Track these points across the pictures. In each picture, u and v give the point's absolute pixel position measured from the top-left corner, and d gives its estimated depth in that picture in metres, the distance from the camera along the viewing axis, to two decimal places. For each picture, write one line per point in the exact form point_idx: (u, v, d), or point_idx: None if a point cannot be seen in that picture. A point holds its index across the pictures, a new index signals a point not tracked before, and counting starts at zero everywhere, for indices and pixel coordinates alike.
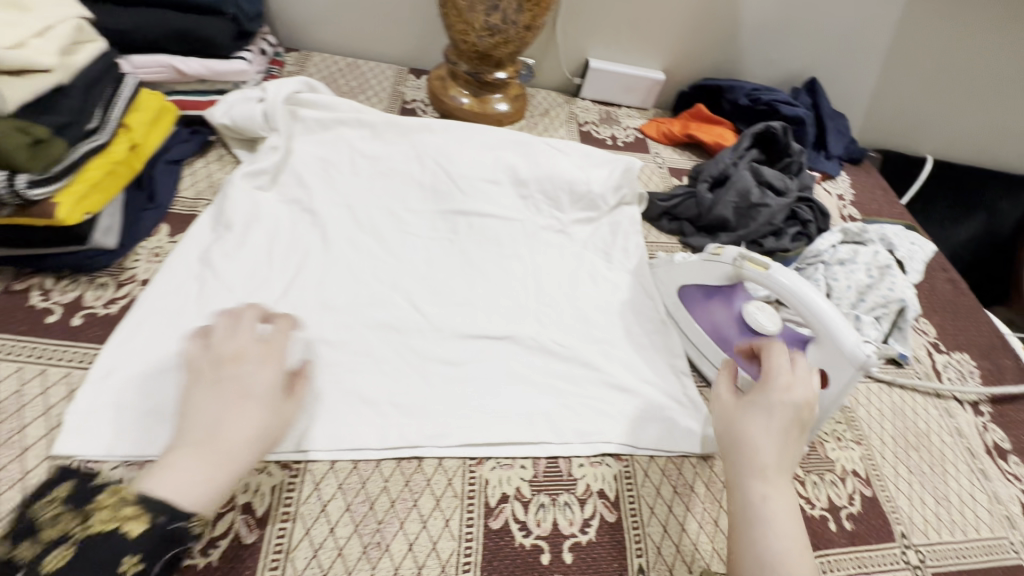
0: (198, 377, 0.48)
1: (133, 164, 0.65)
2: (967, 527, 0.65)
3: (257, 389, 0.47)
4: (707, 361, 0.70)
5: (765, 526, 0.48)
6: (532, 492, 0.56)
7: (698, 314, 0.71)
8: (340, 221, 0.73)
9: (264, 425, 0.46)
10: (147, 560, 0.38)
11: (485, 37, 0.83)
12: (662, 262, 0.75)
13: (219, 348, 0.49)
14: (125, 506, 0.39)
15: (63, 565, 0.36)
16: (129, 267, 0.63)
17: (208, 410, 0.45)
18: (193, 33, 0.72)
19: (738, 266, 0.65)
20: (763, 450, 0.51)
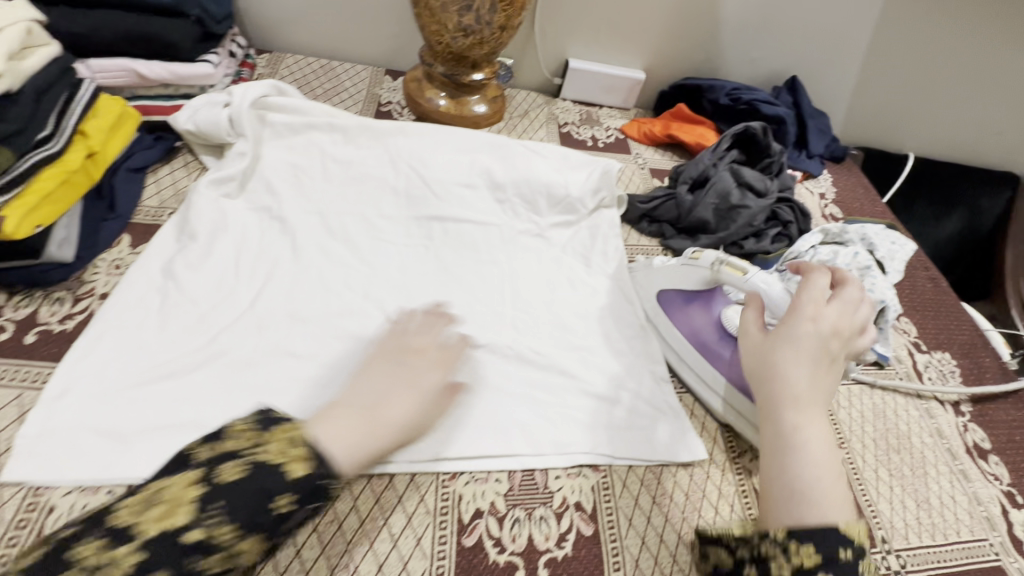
0: (384, 356, 0.57)
1: (92, 172, 0.63)
2: (947, 529, 0.65)
3: (425, 386, 0.54)
4: (687, 366, 0.69)
5: (799, 453, 0.49)
6: (507, 507, 0.55)
7: (675, 318, 0.71)
8: (311, 229, 0.71)
9: (418, 416, 0.53)
10: (299, 502, 0.42)
11: (459, 38, 0.81)
12: (642, 267, 0.77)
13: (411, 337, 0.59)
14: (296, 447, 0.43)
15: (234, 482, 0.41)
16: (87, 280, 0.61)
17: (381, 383, 0.53)
18: (154, 36, 0.69)
19: (717, 268, 0.65)
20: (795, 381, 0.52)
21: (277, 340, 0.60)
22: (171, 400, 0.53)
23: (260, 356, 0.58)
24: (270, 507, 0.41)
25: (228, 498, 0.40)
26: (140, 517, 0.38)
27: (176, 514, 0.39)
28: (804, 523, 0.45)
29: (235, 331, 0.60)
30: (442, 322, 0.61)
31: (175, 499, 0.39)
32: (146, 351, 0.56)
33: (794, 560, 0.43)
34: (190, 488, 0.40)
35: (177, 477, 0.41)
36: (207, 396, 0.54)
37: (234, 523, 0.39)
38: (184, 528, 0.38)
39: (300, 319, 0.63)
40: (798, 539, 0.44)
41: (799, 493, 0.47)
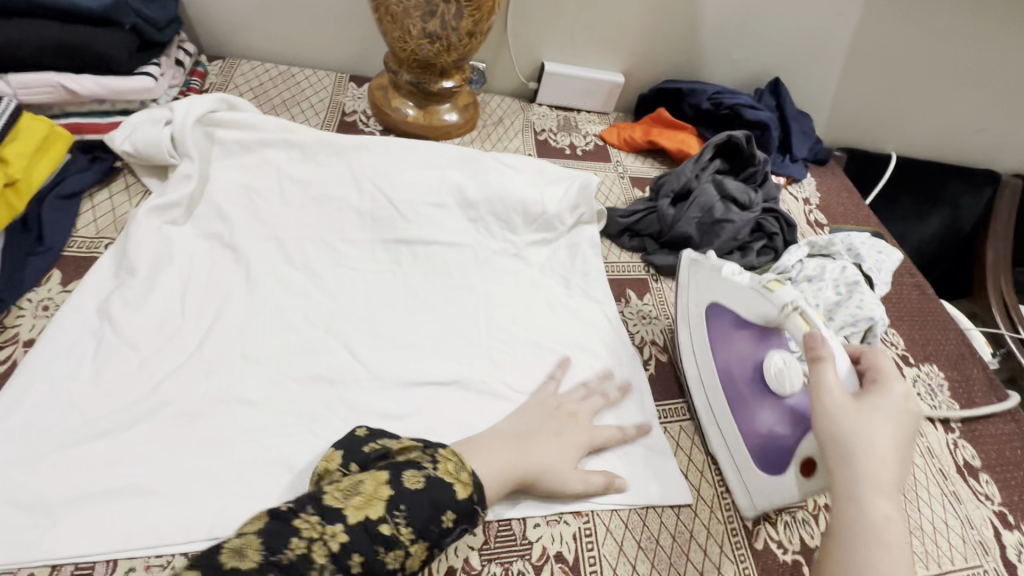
0: (540, 403, 0.59)
1: (12, 203, 0.57)
2: (941, 558, 0.63)
3: (571, 439, 0.56)
4: (705, 398, 0.65)
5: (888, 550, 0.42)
6: (482, 563, 0.51)
7: (719, 333, 0.64)
8: (267, 258, 0.66)
9: (561, 468, 0.54)
10: (457, 522, 0.45)
11: (425, 45, 0.76)
12: (706, 267, 0.65)
13: (566, 400, 0.60)
14: (464, 470, 0.47)
15: (417, 490, 0.44)
16: (11, 325, 0.55)
17: (534, 427, 0.56)
18: (84, 48, 0.63)
19: (785, 314, 0.56)
20: (890, 469, 0.45)
21: (227, 386, 0.55)
22: (105, 463, 0.48)
23: (209, 406, 0.53)
24: (438, 519, 0.44)
25: (410, 503, 0.43)
26: (345, 504, 0.42)
27: (372, 508, 0.42)
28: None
29: (180, 377, 0.54)
30: (598, 402, 0.62)
31: (372, 491, 0.43)
32: (78, 405, 0.51)
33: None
34: (383, 487, 0.44)
35: (372, 474, 0.45)
36: (146, 455, 0.49)
37: (411, 525, 0.43)
38: (379, 523, 0.42)
39: (255, 361, 0.58)
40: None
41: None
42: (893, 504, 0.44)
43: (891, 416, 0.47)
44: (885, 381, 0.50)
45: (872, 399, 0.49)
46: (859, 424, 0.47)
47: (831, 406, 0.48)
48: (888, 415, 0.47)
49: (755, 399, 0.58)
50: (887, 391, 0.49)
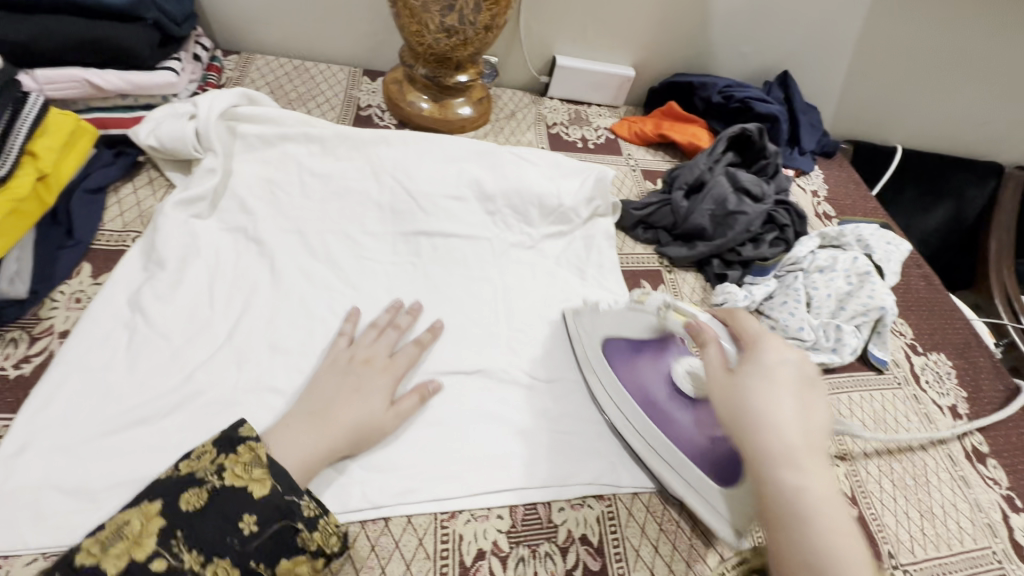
0: (334, 363, 0.58)
1: (43, 197, 0.57)
2: (951, 539, 0.64)
3: (370, 390, 0.56)
4: (634, 431, 0.60)
5: (810, 517, 0.40)
6: (511, 545, 0.52)
7: (621, 367, 0.63)
8: (291, 251, 0.67)
9: (371, 417, 0.54)
10: (262, 522, 0.43)
11: (441, 39, 0.76)
12: (589, 309, 0.67)
13: (358, 348, 0.59)
14: (257, 467, 0.46)
15: (195, 511, 0.42)
16: (45, 317, 0.55)
17: (328, 391, 0.55)
18: (108, 42, 0.63)
19: (663, 314, 0.60)
20: (784, 428, 0.44)
21: (257, 376, 0.56)
22: (145, 450, 0.49)
23: (240, 395, 0.54)
24: (236, 527, 0.42)
25: (187, 526, 0.42)
26: (102, 556, 0.39)
27: (137, 548, 0.40)
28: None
29: (213, 367, 0.56)
30: (397, 334, 0.62)
31: (138, 531, 0.41)
32: (115, 394, 0.52)
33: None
34: (154, 520, 0.42)
35: (140, 511, 0.42)
36: (184, 442, 0.50)
37: (193, 546, 0.41)
38: (149, 560, 0.40)
39: (282, 352, 0.59)
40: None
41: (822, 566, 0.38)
42: (801, 467, 0.42)
43: (766, 371, 0.47)
44: (761, 345, 0.51)
45: (749, 365, 0.49)
46: (742, 398, 0.46)
47: (712, 390, 0.49)
48: (760, 373, 0.47)
49: (683, 412, 0.59)
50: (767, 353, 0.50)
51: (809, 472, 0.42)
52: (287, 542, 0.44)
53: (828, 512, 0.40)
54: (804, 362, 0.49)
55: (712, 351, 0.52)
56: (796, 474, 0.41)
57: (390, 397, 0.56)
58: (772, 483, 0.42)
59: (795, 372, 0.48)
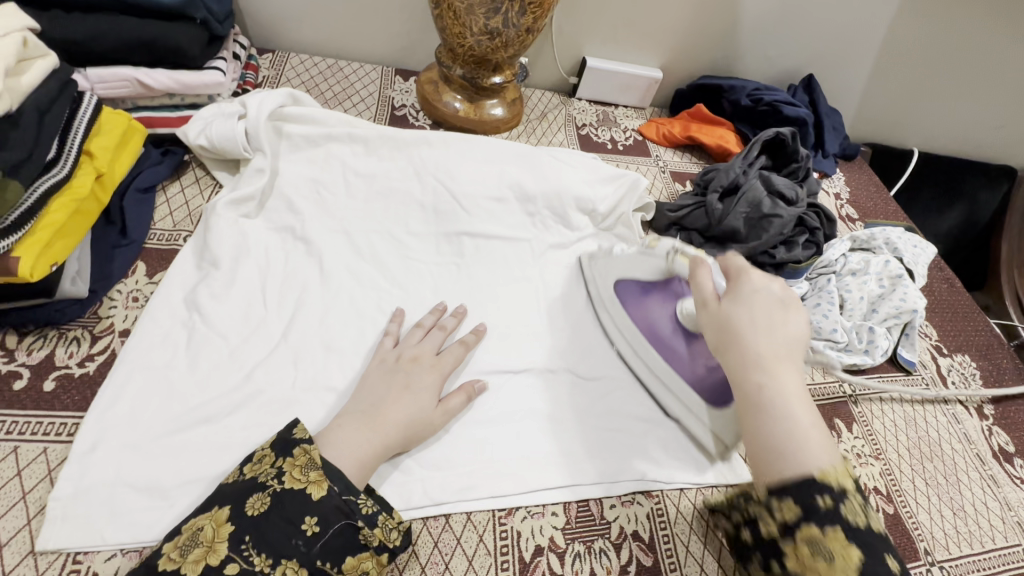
0: (382, 363, 0.57)
1: (100, 196, 0.58)
2: (983, 537, 0.66)
3: (419, 386, 0.55)
4: (640, 361, 0.66)
5: (782, 413, 0.44)
6: (567, 542, 0.53)
7: (630, 304, 0.68)
8: (337, 250, 0.67)
9: (423, 414, 0.54)
10: (324, 523, 0.43)
11: (483, 40, 0.77)
12: (603, 255, 0.72)
13: (405, 347, 0.59)
14: (312, 470, 0.45)
15: (261, 515, 0.42)
16: (105, 315, 0.56)
17: (378, 391, 0.54)
18: (158, 42, 0.63)
19: (671, 257, 0.64)
20: (757, 336, 0.48)
21: (313, 375, 0.57)
22: (212, 447, 0.50)
23: (298, 392, 0.55)
24: (300, 529, 0.42)
25: (255, 530, 0.42)
26: (182, 560, 0.40)
27: (213, 553, 0.40)
28: (782, 479, 0.42)
29: (272, 366, 0.56)
30: (443, 335, 0.62)
31: (211, 537, 0.41)
32: (178, 392, 0.52)
33: (778, 516, 0.42)
34: (225, 525, 0.42)
35: (211, 516, 0.42)
36: (249, 440, 0.51)
37: (263, 551, 0.41)
38: (224, 564, 0.40)
39: (335, 351, 0.59)
40: (783, 494, 0.42)
41: (779, 450, 0.43)
42: (768, 369, 0.46)
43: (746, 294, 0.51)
44: (745, 274, 0.53)
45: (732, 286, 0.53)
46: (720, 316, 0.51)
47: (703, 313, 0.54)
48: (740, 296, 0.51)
49: (680, 344, 0.63)
50: (749, 275, 0.53)
51: (779, 376, 0.46)
52: (350, 540, 0.44)
53: (796, 408, 0.44)
54: (780, 283, 0.53)
55: (699, 278, 0.56)
56: (765, 374, 0.46)
57: (438, 394, 0.56)
58: (744, 385, 0.47)
59: (772, 292, 0.52)
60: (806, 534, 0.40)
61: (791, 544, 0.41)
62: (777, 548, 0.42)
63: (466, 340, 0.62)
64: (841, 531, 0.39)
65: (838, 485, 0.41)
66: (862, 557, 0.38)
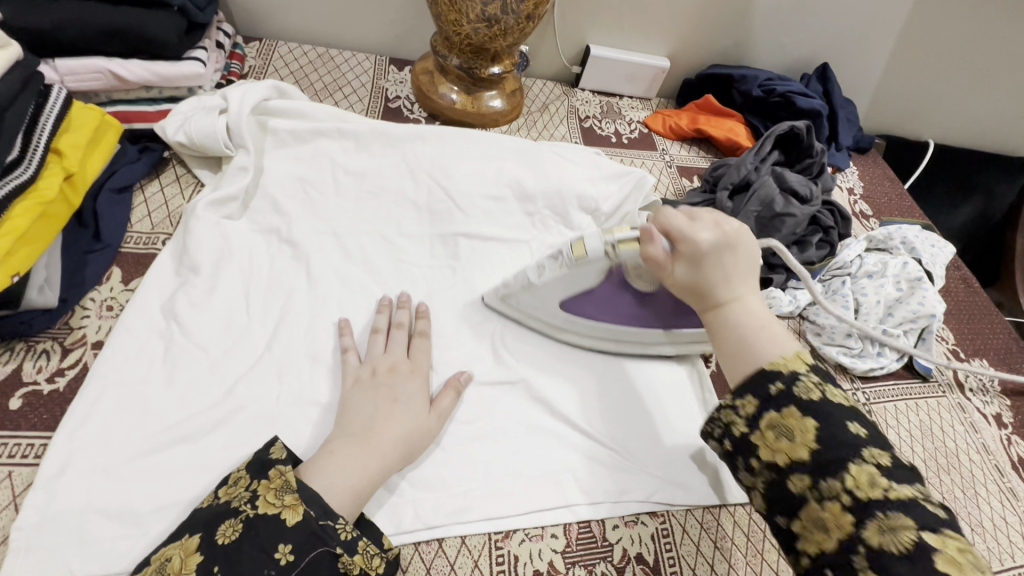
0: (356, 382, 0.53)
1: (70, 198, 0.54)
2: (1001, 554, 0.63)
3: (407, 399, 0.52)
4: (620, 340, 0.63)
5: (746, 333, 0.46)
6: (567, 566, 0.50)
7: (587, 312, 0.60)
8: (326, 253, 0.64)
9: (417, 424, 0.51)
10: (298, 550, 0.40)
11: (480, 28, 0.73)
12: (521, 286, 0.59)
13: (374, 360, 0.55)
14: (287, 493, 0.42)
15: (232, 542, 0.39)
16: (77, 326, 0.53)
17: (365, 409, 0.50)
18: (132, 31, 0.59)
19: (612, 253, 0.53)
20: (717, 283, 0.48)
21: (299, 388, 0.53)
22: (190, 468, 0.47)
23: (281, 407, 0.52)
24: (272, 558, 0.39)
25: (225, 560, 0.38)
26: None
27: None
28: (744, 377, 0.45)
29: (254, 379, 0.53)
30: (404, 334, 0.58)
31: (178, 567, 0.38)
32: (154, 410, 0.49)
33: (744, 413, 0.44)
34: (194, 555, 0.39)
35: (180, 545, 0.40)
36: (230, 460, 0.48)
37: None
38: None
39: (322, 361, 0.56)
40: (744, 392, 0.44)
41: (741, 359, 0.46)
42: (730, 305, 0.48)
43: (698, 251, 0.49)
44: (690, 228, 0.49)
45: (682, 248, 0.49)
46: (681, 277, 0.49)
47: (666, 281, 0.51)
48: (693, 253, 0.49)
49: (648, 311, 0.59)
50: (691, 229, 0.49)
51: (742, 307, 0.48)
52: (327, 568, 0.40)
53: (754, 318, 0.47)
54: (720, 225, 0.50)
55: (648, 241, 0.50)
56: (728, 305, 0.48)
57: (428, 397, 0.54)
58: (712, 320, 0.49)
59: (718, 237, 0.49)
60: (767, 420, 0.42)
61: (759, 434, 0.42)
62: (751, 446, 0.43)
63: (422, 330, 0.59)
64: (796, 409, 0.41)
65: (788, 371, 0.43)
66: (817, 426, 0.40)
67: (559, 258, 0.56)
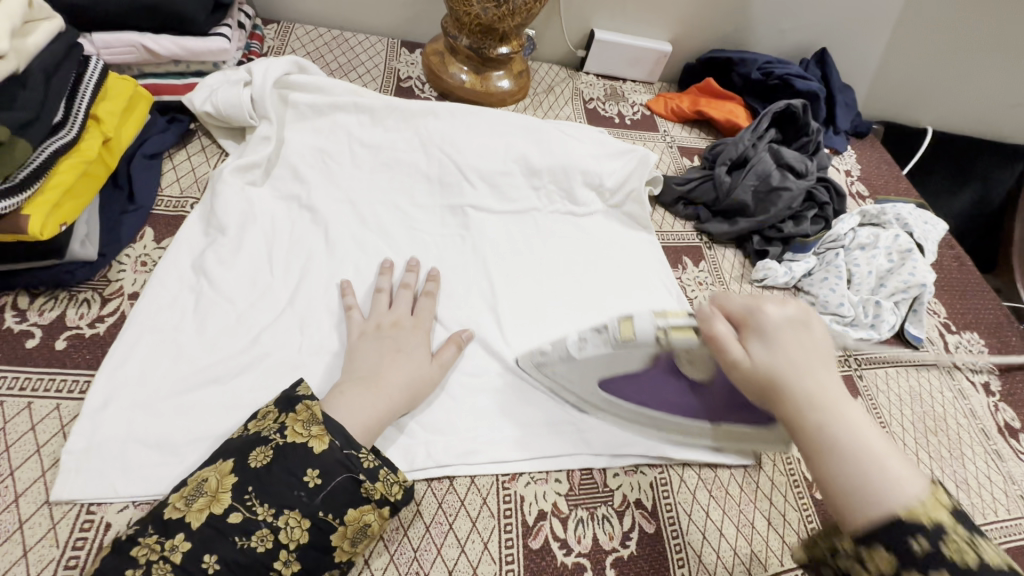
0: (364, 333, 0.57)
1: (107, 160, 0.58)
2: (985, 508, 0.65)
3: (412, 351, 0.56)
4: (664, 428, 0.59)
5: (858, 451, 0.39)
6: (570, 507, 0.54)
7: (629, 394, 0.57)
8: (342, 219, 0.67)
9: (422, 373, 0.55)
10: (325, 475, 0.44)
11: (489, 8, 0.77)
12: (559, 357, 0.58)
13: (380, 316, 0.58)
14: (314, 425, 0.46)
15: (264, 466, 0.43)
16: (114, 279, 0.57)
17: (372, 356, 0.54)
18: (163, 7, 0.63)
19: (663, 340, 0.51)
20: (801, 378, 0.43)
21: (318, 341, 0.57)
22: (220, 407, 0.50)
23: (301, 356, 0.56)
24: (302, 481, 0.43)
25: (258, 481, 0.43)
26: (187, 509, 0.41)
27: (217, 502, 0.42)
28: (870, 523, 0.37)
29: (277, 330, 0.57)
30: (412, 294, 0.62)
31: (215, 487, 0.42)
32: (186, 354, 0.53)
33: (872, 566, 0.36)
34: (229, 477, 0.43)
35: (215, 468, 0.44)
36: (256, 401, 0.51)
37: (266, 500, 0.42)
38: (227, 512, 0.41)
39: (338, 315, 0.60)
40: (873, 541, 0.36)
41: (860, 493, 0.38)
42: (826, 407, 0.42)
43: (767, 331, 0.46)
44: (756, 307, 0.48)
45: (750, 328, 0.47)
46: (756, 366, 0.45)
47: (736, 368, 0.46)
48: (763, 336, 0.46)
49: (694, 399, 0.55)
50: (759, 309, 0.47)
51: (839, 411, 0.42)
52: (350, 492, 0.44)
53: (862, 441, 0.40)
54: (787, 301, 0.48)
55: (713, 323, 0.48)
56: (824, 413, 0.42)
57: (430, 349, 0.58)
58: (806, 434, 0.42)
59: (789, 319, 0.47)
60: None
61: None
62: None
63: (429, 291, 0.63)
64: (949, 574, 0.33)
65: (931, 523, 0.35)
66: None
67: (603, 334, 0.54)
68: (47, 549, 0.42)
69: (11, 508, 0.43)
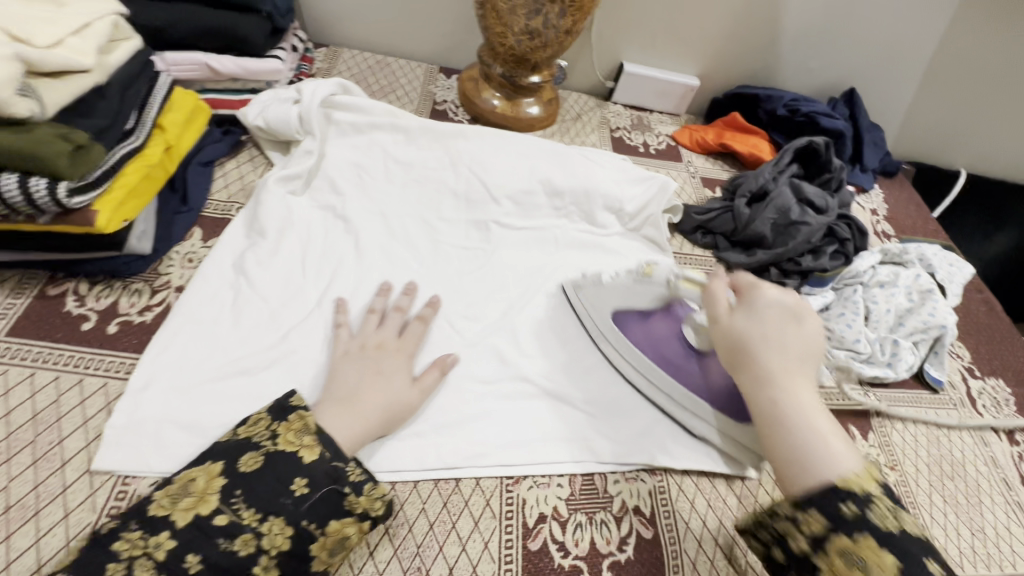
0: (348, 353, 0.58)
1: (167, 165, 0.64)
2: (1003, 560, 0.63)
3: (392, 374, 0.57)
4: (655, 388, 0.64)
5: (805, 430, 0.47)
6: (570, 511, 0.55)
7: (635, 336, 0.68)
8: (373, 230, 0.72)
9: (399, 399, 0.55)
10: (313, 484, 0.46)
11: (523, 40, 0.82)
12: (591, 284, 0.72)
13: (367, 335, 0.59)
14: (305, 435, 0.48)
15: (252, 471, 0.46)
16: (163, 273, 0.62)
17: (351, 377, 0.55)
18: (228, 32, 0.70)
19: (673, 284, 0.70)
20: (767, 354, 0.53)
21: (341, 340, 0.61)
22: (247, 396, 0.54)
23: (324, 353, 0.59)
24: (288, 489, 0.45)
25: (246, 485, 0.45)
26: (174, 508, 0.43)
27: (203, 503, 0.44)
28: (808, 488, 0.45)
29: (305, 330, 0.60)
30: (401, 318, 0.62)
31: (204, 488, 0.45)
32: (220, 347, 0.57)
33: (806, 529, 0.43)
34: (217, 479, 0.45)
35: (204, 469, 0.46)
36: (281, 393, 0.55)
37: (253, 504, 0.44)
38: (214, 513, 0.44)
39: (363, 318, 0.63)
40: (810, 507, 0.44)
41: (803, 463, 0.46)
42: (782, 384, 0.50)
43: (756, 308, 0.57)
44: (755, 289, 0.60)
45: (745, 303, 0.59)
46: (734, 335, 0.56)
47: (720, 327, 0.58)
48: (751, 312, 0.57)
49: (693, 363, 0.65)
50: (762, 292, 0.59)
51: (795, 392, 0.50)
52: (335, 504, 0.46)
53: (811, 421, 0.48)
54: (790, 295, 0.59)
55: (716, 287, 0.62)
56: (780, 390, 0.50)
57: (412, 374, 0.58)
58: (761, 404, 0.51)
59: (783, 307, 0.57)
60: (836, 545, 0.41)
61: (825, 559, 0.42)
62: (811, 566, 0.43)
63: (423, 316, 0.63)
64: (872, 539, 0.40)
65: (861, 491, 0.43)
66: (899, 562, 0.39)
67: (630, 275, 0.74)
68: (85, 513, 0.46)
69: (58, 474, 0.47)
